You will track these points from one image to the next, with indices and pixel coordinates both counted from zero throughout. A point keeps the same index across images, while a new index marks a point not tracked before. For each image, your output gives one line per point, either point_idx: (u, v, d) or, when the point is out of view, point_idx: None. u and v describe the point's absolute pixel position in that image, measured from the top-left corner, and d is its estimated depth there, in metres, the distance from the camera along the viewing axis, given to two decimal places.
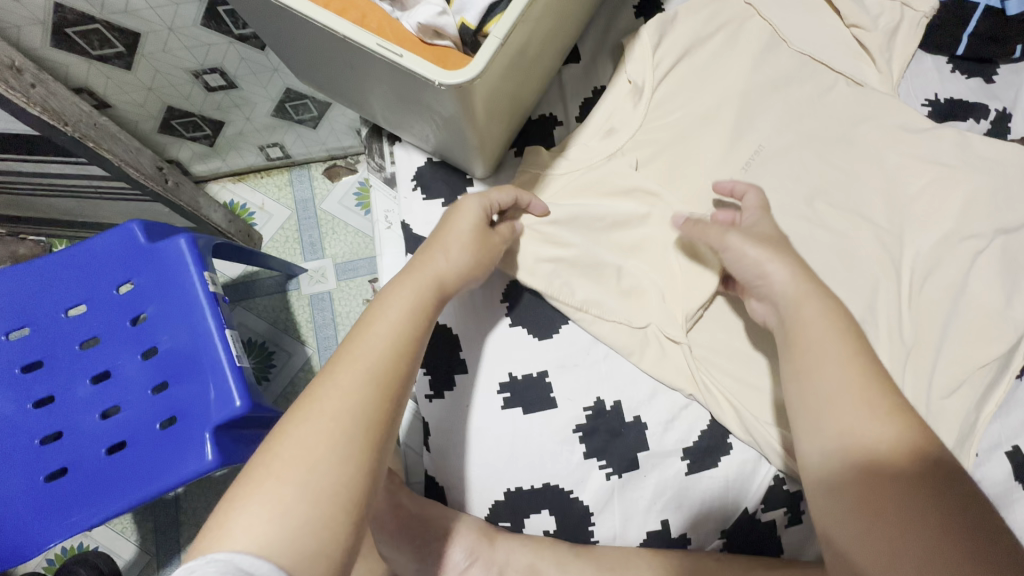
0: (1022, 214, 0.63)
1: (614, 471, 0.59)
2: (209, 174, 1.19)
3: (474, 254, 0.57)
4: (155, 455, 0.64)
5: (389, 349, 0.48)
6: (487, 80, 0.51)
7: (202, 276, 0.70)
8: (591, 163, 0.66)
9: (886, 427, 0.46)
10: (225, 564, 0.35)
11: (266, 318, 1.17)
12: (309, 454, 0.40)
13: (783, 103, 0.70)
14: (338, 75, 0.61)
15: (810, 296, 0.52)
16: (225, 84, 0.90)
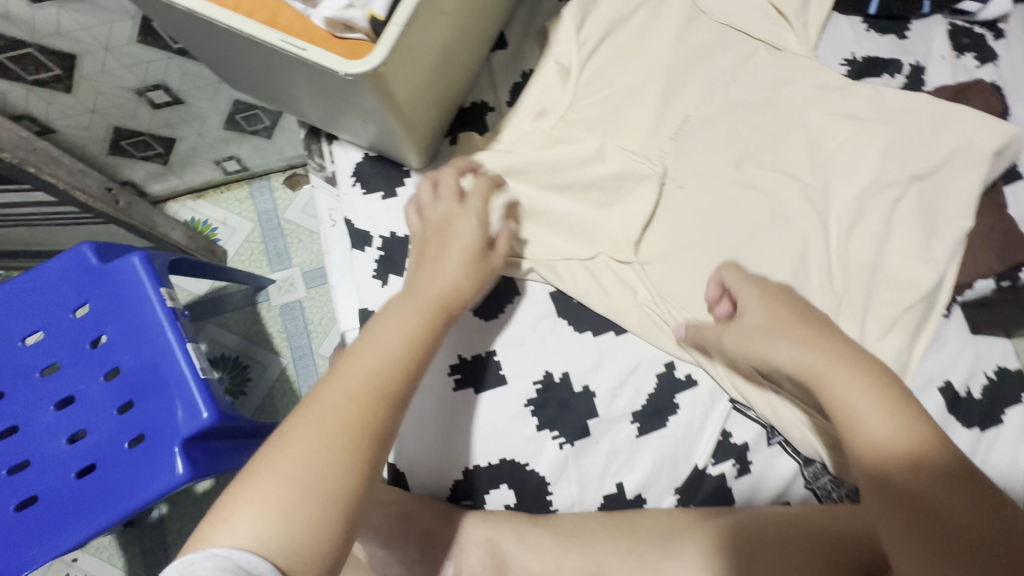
0: (936, 158, 0.64)
1: (567, 440, 0.61)
2: (167, 193, 1.18)
3: (473, 279, 0.58)
4: (126, 474, 0.63)
5: (398, 361, 0.48)
6: (403, 70, 0.52)
7: (159, 293, 0.70)
8: (523, 144, 0.67)
9: (913, 436, 0.39)
10: (223, 560, 0.35)
11: (237, 332, 1.17)
12: (315, 457, 0.40)
13: (707, 73, 0.72)
14: (267, 79, 0.61)
15: (821, 367, 0.44)
16: (171, 100, 0.90)
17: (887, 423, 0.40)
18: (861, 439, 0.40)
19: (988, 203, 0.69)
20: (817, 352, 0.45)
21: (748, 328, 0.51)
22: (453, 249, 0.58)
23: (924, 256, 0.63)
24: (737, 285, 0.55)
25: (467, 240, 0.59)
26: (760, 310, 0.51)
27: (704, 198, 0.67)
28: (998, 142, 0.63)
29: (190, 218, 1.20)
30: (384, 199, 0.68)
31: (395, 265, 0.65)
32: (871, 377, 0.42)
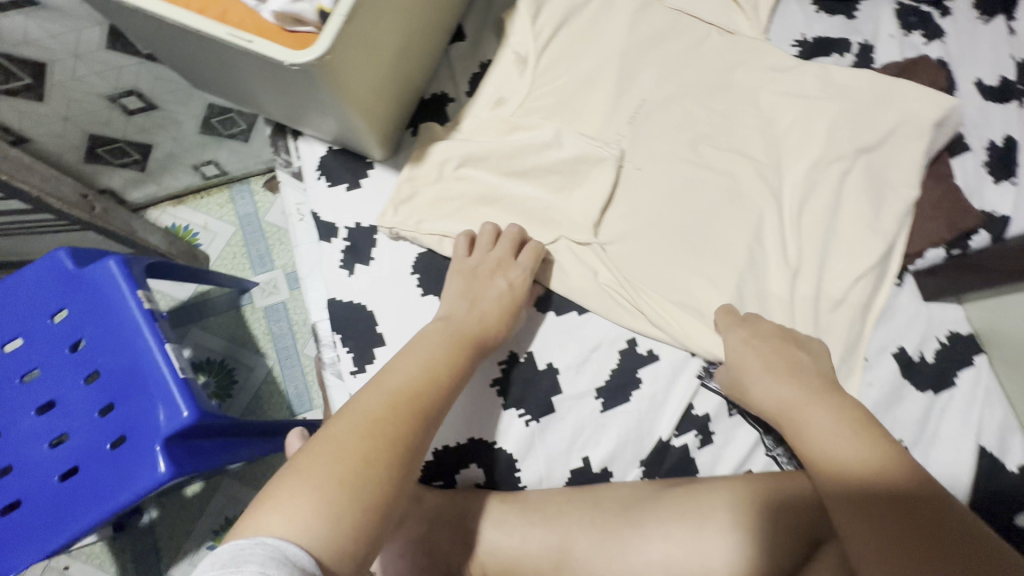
0: (880, 131, 0.67)
1: (533, 417, 0.62)
2: (146, 200, 1.18)
3: (508, 324, 0.60)
4: (106, 475, 0.61)
5: (433, 385, 0.50)
6: (352, 58, 0.53)
7: (135, 294, 0.68)
8: (483, 132, 0.69)
9: (876, 449, 0.44)
10: (272, 548, 0.35)
11: (222, 335, 1.17)
12: (366, 462, 0.41)
13: (661, 58, 0.74)
14: (226, 76, 0.62)
15: (793, 403, 0.51)
16: (145, 106, 0.91)
17: (840, 436, 0.45)
18: (826, 457, 0.45)
19: (934, 174, 0.72)
20: (794, 387, 0.53)
21: (733, 372, 0.59)
22: (497, 296, 0.60)
23: (874, 227, 0.66)
24: (725, 334, 0.61)
25: (511, 291, 0.61)
26: (748, 352, 0.58)
27: (662, 179, 0.69)
28: (937, 114, 0.66)
29: (170, 223, 1.20)
30: (349, 191, 0.69)
31: (361, 255, 0.67)
32: (838, 408, 0.49)
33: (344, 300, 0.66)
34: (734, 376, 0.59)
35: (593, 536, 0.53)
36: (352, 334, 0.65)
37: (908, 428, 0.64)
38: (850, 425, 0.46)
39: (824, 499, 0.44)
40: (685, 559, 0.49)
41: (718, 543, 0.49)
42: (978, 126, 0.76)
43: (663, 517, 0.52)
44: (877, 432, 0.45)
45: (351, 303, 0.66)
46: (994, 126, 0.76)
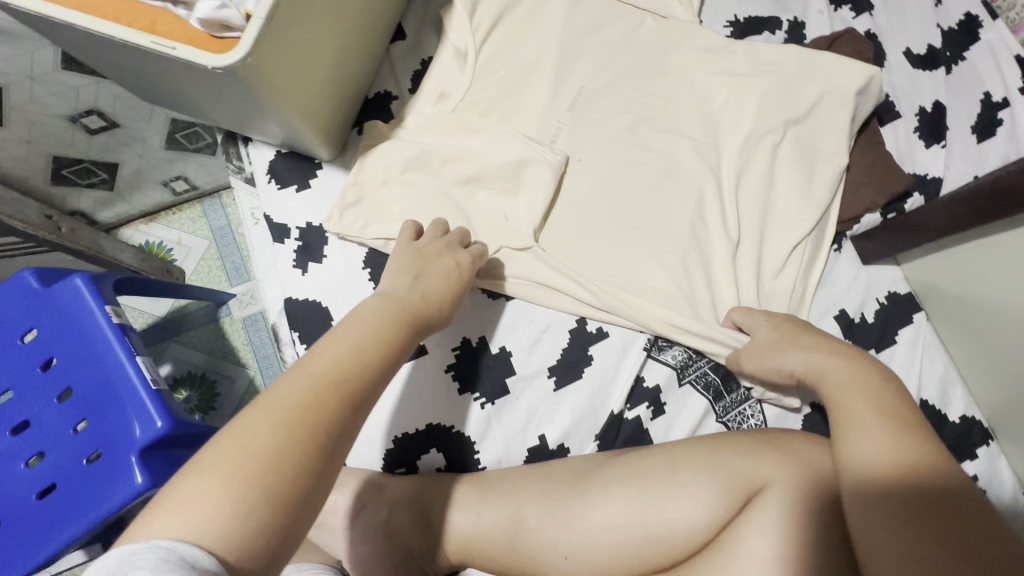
0: (806, 103, 0.70)
1: (487, 400, 0.64)
2: (117, 220, 1.11)
3: (452, 299, 0.56)
4: (82, 493, 0.60)
5: (372, 361, 0.43)
6: (284, 64, 0.55)
7: (104, 310, 0.66)
8: (426, 127, 0.70)
9: (910, 448, 0.44)
10: (166, 552, 0.30)
11: (202, 349, 1.11)
12: (274, 454, 0.35)
13: (598, 45, 0.76)
14: (166, 88, 0.63)
15: (830, 373, 0.53)
16: (106, 124, 0.89)
17: (880, 426, 0.46)
18: (863, 451, 0.45)
19: (866, 141, 0.74)
20: (839, 364, 0.53)
21: (763, 344, 0.60)
22: (445, 272, 0.57)
23: (807, 195, 0.69)
24: (744, 321, 0.64)
25: (459, 269, 0.58)
26: (768, 331, 0.61)
27: (604, 162, 0.71)
28: (859, 82, 0.69)
29: (143, 241, 1.14)
30: (298, 192, 0.71)
31: (314, 254, 0.69)
32: (884, 400, 0.48)
33: (300, 298, 0.68)
34: (761, 347, 0.60)
35: (545, 508, 0.54)
36: (308, 330, 0.67)
37: None
38: (896, 420, 0.46)
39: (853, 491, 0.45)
40: (630, 522, 0.50)
41: (663, 501, 0.50)
42: (908, 93, 0.79)
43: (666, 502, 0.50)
44: (914, 429, 0.46)
45: (306, 302, 0.68)
46: (922, 93, 0.79)
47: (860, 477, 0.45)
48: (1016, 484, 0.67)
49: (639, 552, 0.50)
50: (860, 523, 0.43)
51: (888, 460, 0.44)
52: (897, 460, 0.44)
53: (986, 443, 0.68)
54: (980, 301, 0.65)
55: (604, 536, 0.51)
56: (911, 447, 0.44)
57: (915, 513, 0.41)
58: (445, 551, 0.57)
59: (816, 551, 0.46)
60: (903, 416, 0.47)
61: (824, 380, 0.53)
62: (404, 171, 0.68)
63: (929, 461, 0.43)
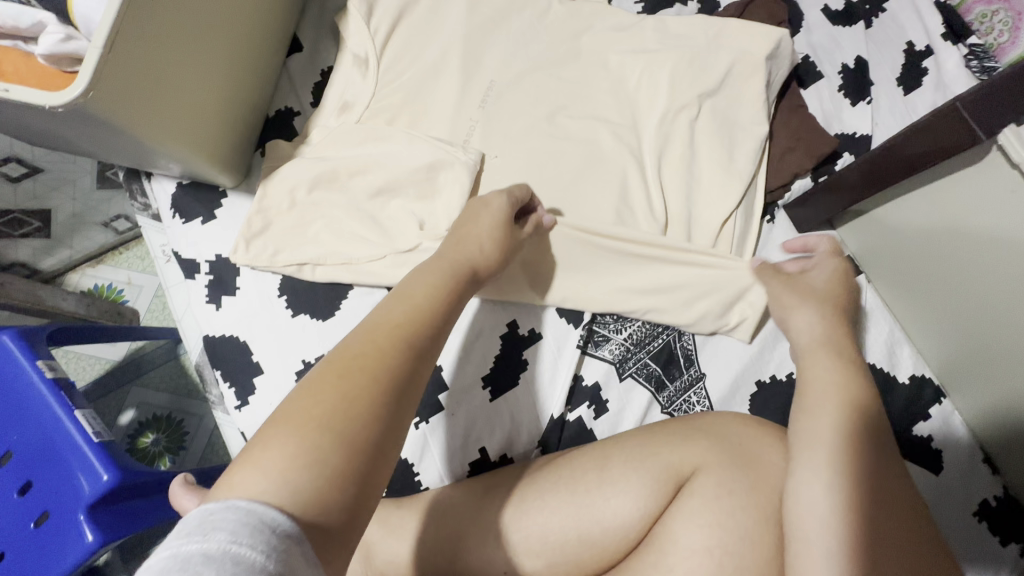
0: (718, 74, 0.69)
1: (421, 419, 0.62)
2: (63, 266, 0.92)
3: (499, 253, 0.53)
4: (29, 559, 0.55)
5: (427, 313, 0.41)
6: (151, 97, 0.50)
7: (35, 366, 0.61)
8: (332, 140, 0.66)
9: (853, 423, 0.43)
10: (248, 514, 0.27)
11: (165, 388, 0.94)
12: (350, 399, 0.33)
13: (506, 35, 0.72)
14: (40, 136, 0.58)
15: (820, 345, 0.51)
16: (28, 170, 0.81)
17: (831, 402, 0.45)
18: (818, 423, 0.44)
19: (788, 105, 0.73)
20: (829, 330, 0.52)
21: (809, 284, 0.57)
22: (492, 223, 0.53)
23: (729, 168, 0.67)
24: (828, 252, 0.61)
25: (501, 222, 0.54)
26: (824, 278, 0.58)
27: (522, 156, 0.67)
28: (768, 46, 0.68)
29: (90, 286, 0.94)
30: (204, 224, 0.68)
31: (227, 286, 0.65)
32: (845, 378, 0.46)
33: (217, 335, 0.64)
34: (805, 282, 0.57)
35: (483, 522, 0.52)
36: (228, 367, 0.63)
37: None
38: (849, 397, 0.45)
39: (808, 458, 0.43)
40: (564, 525, 0.49)
41: (594, 502, 0.49)
42: (830, 52, 0.77)
43: (603, 499, 0.48)
44: (865, 406, 0.45)
45: (225, 337, 0.64)
46: (844, 49, 0.77)
47: (811, 447, 0.43)
48: (973, 438, 0.66)
49: (575, 557, 0.48)
50: (813, 500, 0.41)
51: (836, 434, 0.43)
52: (846, 436, 0.43)
53: (939, 402, 0.67)
54: (906, 244, 0.64)
55: (540, 543, 0.49)
56: (860, 423, 0.43)
57: (862, 483, 0.41)
58: None
59: (757, 529, 0.45)
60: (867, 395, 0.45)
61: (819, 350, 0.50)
62: (310, 192, 0.65)
63: (877, 437, 0.43)
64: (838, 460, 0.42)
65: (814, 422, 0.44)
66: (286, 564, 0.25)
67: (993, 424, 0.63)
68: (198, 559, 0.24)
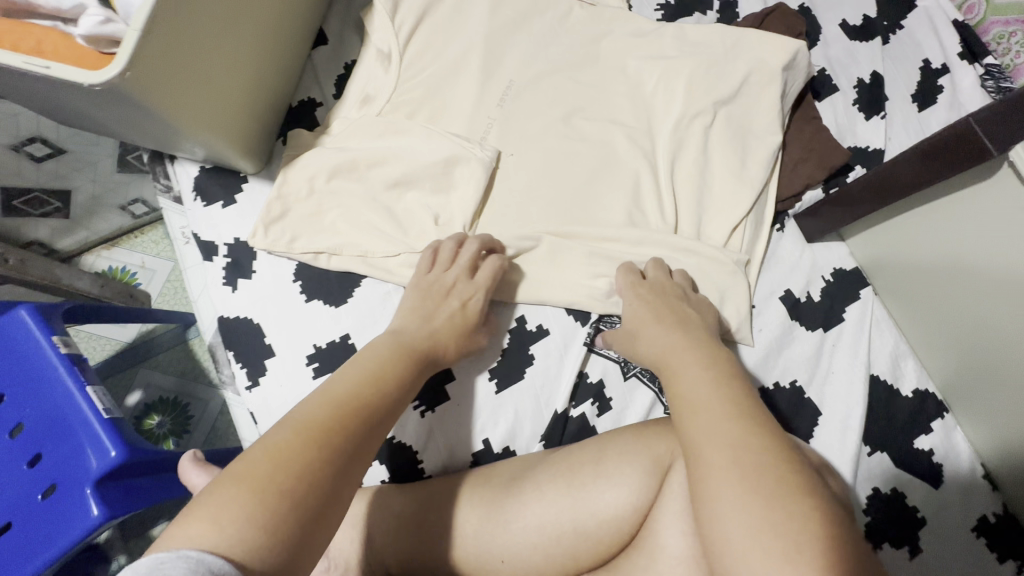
0: (734, 83, 0.70)
1: (427, 407, 0.63)
2: (78, 246, 0.95)
3: (459, 343, 0.57)
4: (34, 530, 0.56)
5: (380, 393, 0.45)
6: (183, 81, 0.52)
7: (51, 342, 0.62)
8: (352, 132, 0.68)
9: (730, 416, 0.39)
10: (197, 563, 0.28)
11: (172, 371, 0.96)
12: (304, 468, 0.35)
13: (527, 36, 0.74)
14: (70, 113, 0.60)
15: (672, 350, 0.49)
16: (52, 150, 0.81)
17: (710, 404, 0.40)
18: (694, 429, 0.39)
19: (803, 117, 0.74)
20: (681, 340, 0.51)
21: (638, 308, 0.57)
22: (452, 314, 0.57)
23: (742, 176, 0.68)
24: (643, 291, 0.59)
25: (464, 310, 0.58)
26: (644, 305, 0.57)
27: (536, 155, 0.68)
28: (784, 58, 0.69)
29: (105, 268, 0.97)
30: (224, 208, 0.69)
31: (243, 269, 0.67)
32: (714, 379, 0.43)
33: (231, 316, 0.66)
34: (630, 313, 0.58)
35: (482, 511, 0.52)
36: (240, 349, 0.65)
37: (802, 367, 0.66)
38: (738, 402, 0.40)
39: (697, 469, 0.37)
40: (561, 517, 0.49)
41: (588, 495, 0.49)
42: (847, 66, 0.78)
43: (599, 494, 0.48)
44: (741, 399, 0.41)
45: (240, 318, 0.66)
46: (860, 64, 0.78)
47: (697, 453, 0.38)
48: (974, 455, 0.66)
49: (571, 549, 0.49)
50: (717, 512, 0.34)
51: (717, 430, 0.38)
52: (727, 413, 0.39)
53: (942, 416, 0.67)
54: (914, 260, 0.64)
55: (536, 533, 0.49)
56: (735, 416, 0.39)
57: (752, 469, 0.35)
58: (386, 562, 0.55)
59: None
60: (740, 392, 0.42)
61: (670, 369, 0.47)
62: (328, 181, 0.66)
63: (760, 422, 0.39)
64: (727, 436, 0.37)
65: (706, 428, 0.38)
66: None
67: (996, 441, 0.63)
68: None
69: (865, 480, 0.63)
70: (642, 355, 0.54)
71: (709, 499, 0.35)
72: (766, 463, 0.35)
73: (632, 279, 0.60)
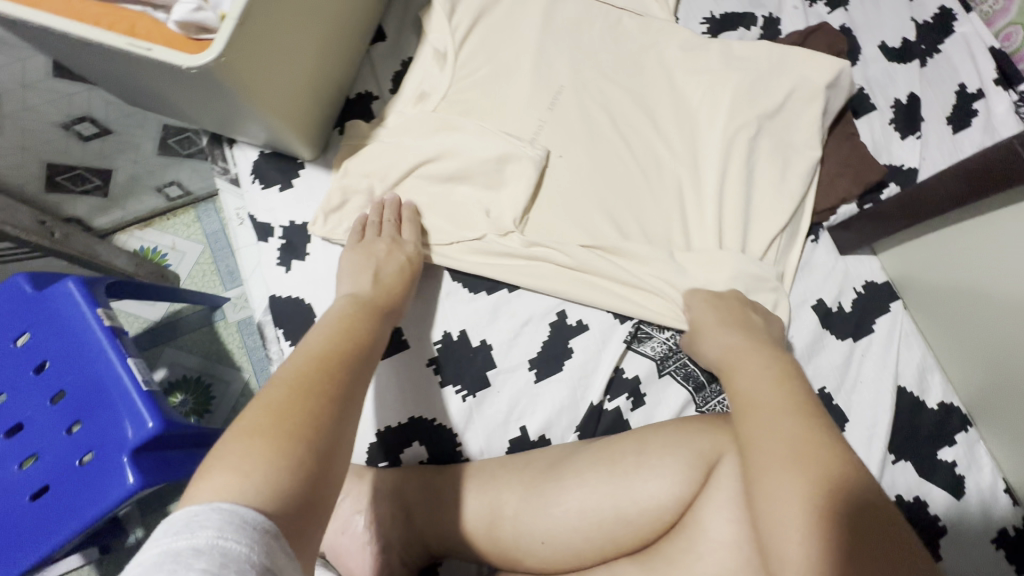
0: (777, 96, 0.72)
1: (469, 392, 0.65)
2: (115, 224, 0.98)
3: (405, 282, 0.61)
4: (73, 498, 0.55)
5: (359, 343, 0.47)
6: (264, 69, 0.56)
7: (94, 312, 0.61)
8: (408, 125, 0.71)
9: (794, 411, 0.43)
10: (229, 514, 0.30)
11: (197, 351, 0.99)
12: (308, 412, 0.37)
13: (579, 42, 0.76)
14: (147, 96, 0.64)
15: (734, 352, 0.54)
16: (99, 131, 0.79)
17: (775, 400, 0.45)
18: (753, 417, 0.44)
19: (841, 132, 0.76)
20: (741, 343, 0.55)
21: (706, 317, 0.61)
22: (398, 267, 0.61)
23: (780, 186, 0.71)
24: (709, 302, 0.63)
25: (409, 262, 0.62)
26: (709, 313, 0.61)
27: (583, 156, 0.71)
28: (829, 75, 0.71)
29: (137, 247, 1.01)
30: (282, 191, 0.72)
31: (298, 251, 0.70)
32: (775, 376, 0.48)
33: (283, 296, 0.69)
34: (699, 321, 0.62)
35: (522, 493, 0.55)
36: (291, 326, 0.67)
37: (831, 374, 0.68)
38: (798, 404, 0.44)
39: (754, 451, 0.42)
40: (601, 504, 0.51)
41: (632, 484, 0.50)
42: (884, 86, 0.80)
43: (641, 483, 0.50)
44: (802, 398, 0.45)
45: (291, 299, 0.68)
46: (898, 85, 0.80)
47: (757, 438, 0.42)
48: (996, 469, 0.68)
49: (611, 534, 0.51)
50: (775, 488, 0.39)
51: (780, 421, 0.43)
52: (789, 407, 0.44)
53: (965, 429, 0.69)
54: (942, 276, 0.67)
55: (578, 518, 0.51)
56: (797, 412, 0.43)
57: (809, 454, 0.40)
58: (426, 538, 0.57)
59: None
60: (801, 390, 0.46)
61: (733, 369, 0.51)
62: (384, 171, 0.69)
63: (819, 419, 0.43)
64: (790, 428, 0.42)
65: (763, 420, 0.43)
66: (266, 554, 0.29)
67: (1019, 456, 0.65)
68: (187, 554, 0.27)
69: (888, 488, 0.65)
70: (705, 357, 0.60)
71: (765, 477, 0.40)
72: (820, 452, 0.40)
73: (710, 295, 0.63)
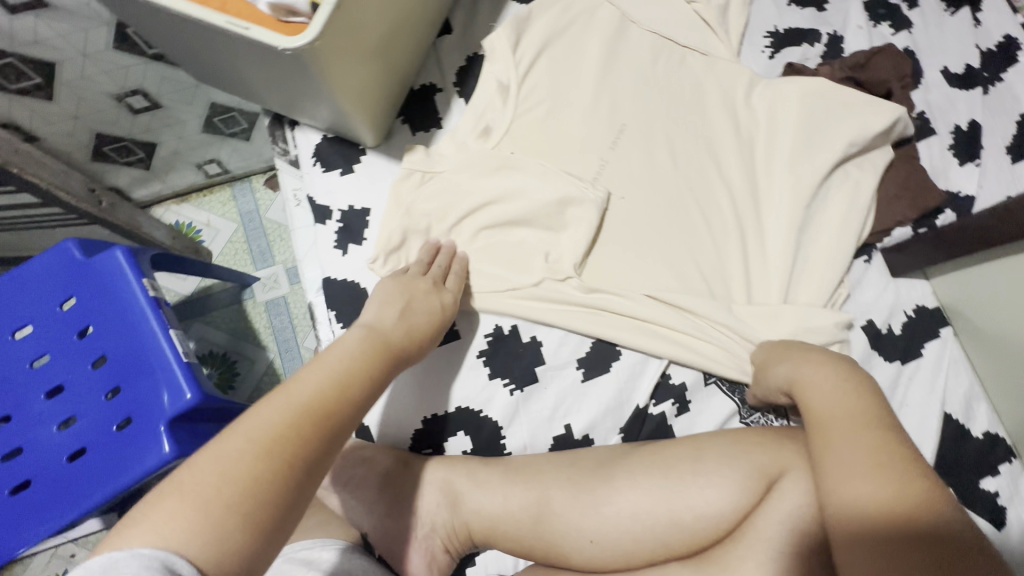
0: (837, 131, 0.73)
1: (516, 386, 0.66)
2: (152, 198, 1.00)
3: (431, 325, 0.59)
4: (109, 463, 0.55)
5: (352, 395, 0.44)
6: (347, 53, 0.57)
7: (141, 284, 0.60)
8: (473, 122, 0.73)
9: (870, 427, 0.45)
10: (150, 562, 0.29)
11: (226, 327, 1.00)
12: (256, 483, 0.34)
13: (644, 53, 0.78)
14: (220, 71, 0.65)
15: (794, 371, 0.55)
16: (151, 105, 0.78)
17: (851, 416, 0.46)
18: (828, 433, 0.46)
19: (903, 155, 0.76)
20: (807, 356, 0.56)
21: (768, 349, 0.62)
22: (431, 310, 0.59)
23: (832, 203, 0.72)
24: (767, 349, 0.62)
25: (444, 309, 0.61)
26: (768, 350, 0.62)
27: (640, 164, 0.73)
28: (886, 123, 0.72)
29: (173, 221, 1.03)
30: (342, 175, 0.74)
31: (355, 235, 0.71)
32: (848, 390, 0.49)
33: (339, 279, 0.70)
34: (761, 359, 0.62)
35: (569, 490, 0.55)
36: (344, 309, 0.69)
37: None
38: (878, 422, 0.45)
39: (830, 463, 0.44)
40: (655, 506, 0.51)
41: (687, 489, 0.51)
42: (945, 111, 0.80)
43: (696, 489, 0.51)
44: (875, 413, 0.46)
45: (346, 282, 0.70)
46: (959, 111, 0.80)
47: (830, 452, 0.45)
48: None
49: (662, 537, 0.51)
50: (854, 493, 0.41)
51: (858, 435, 0.44)
52: (867, 423, 0.45)
53: (1010, 460, 0.68)
54: (993, 308, 0.67)
55: (630, 520, 0.52)
56: (872, 427, 0.45)
57: (891, 463, 0.42)
58: (469, 527, 0.58)
59: None
60: (873, 403, 0.48)
61: (802, 387, 0.53)
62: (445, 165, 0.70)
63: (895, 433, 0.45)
64: (872, 443, 0.44)
65: (838, 437, 0.45)
66: None
67: None
68: None
69: None
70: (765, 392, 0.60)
71: (844, 484, 0.42)
72: (901, 463, 0.42)
73: (779, 341, 0.61)
